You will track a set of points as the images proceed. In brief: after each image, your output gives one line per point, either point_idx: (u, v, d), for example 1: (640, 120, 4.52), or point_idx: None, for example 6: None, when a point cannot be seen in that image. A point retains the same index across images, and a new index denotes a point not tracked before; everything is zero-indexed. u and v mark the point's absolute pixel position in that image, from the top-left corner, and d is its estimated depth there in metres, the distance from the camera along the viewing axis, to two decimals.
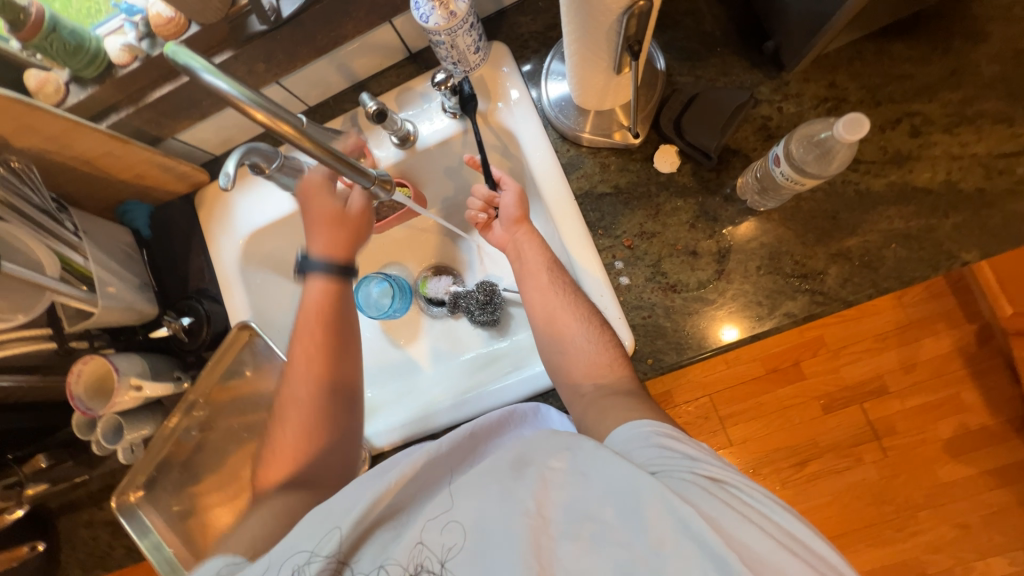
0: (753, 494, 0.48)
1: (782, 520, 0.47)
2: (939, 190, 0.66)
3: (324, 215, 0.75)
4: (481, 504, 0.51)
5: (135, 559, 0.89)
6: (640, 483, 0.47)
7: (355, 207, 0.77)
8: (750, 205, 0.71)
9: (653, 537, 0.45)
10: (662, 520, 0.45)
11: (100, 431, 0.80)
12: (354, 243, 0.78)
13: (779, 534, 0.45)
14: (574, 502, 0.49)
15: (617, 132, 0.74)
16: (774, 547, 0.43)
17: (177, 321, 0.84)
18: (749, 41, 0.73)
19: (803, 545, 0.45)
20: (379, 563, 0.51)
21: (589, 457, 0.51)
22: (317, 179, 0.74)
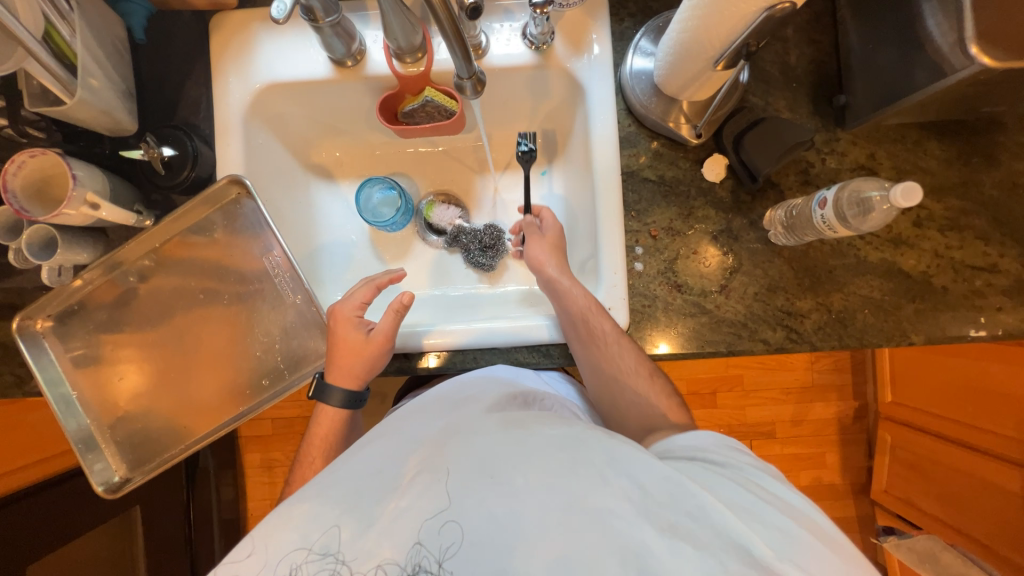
0: (769, 480, 0.55)
1: (799, 504, 0.53)
2: (915, 278, 0.76)
3: (346, 347, 0.76)
4: (471, 497, 0.52)
5: (24, 392, 0.79)
6: (643, 480, 0.52)
7: (379, 340, 0.76)
8: (770, 238, 0.76)
9: (672, 522, 0.49)
10: (678, 507, 0.50)
11: (26, 239, 0.70)
12: (367, 372, 0.77)
13: (792, 509, 0.52)
14: (567, 488, 0.51)
15: (681, 125, 0.75)
16: (793, 522, 0.50)
17: (157, 149, 0.72)
18: (821, 89, 0.77)
19: (810, 518, 0.52)
20: (377, 560, 0.51)
21: (582, 446, 0.55)
22: (345, 313, 0.77)
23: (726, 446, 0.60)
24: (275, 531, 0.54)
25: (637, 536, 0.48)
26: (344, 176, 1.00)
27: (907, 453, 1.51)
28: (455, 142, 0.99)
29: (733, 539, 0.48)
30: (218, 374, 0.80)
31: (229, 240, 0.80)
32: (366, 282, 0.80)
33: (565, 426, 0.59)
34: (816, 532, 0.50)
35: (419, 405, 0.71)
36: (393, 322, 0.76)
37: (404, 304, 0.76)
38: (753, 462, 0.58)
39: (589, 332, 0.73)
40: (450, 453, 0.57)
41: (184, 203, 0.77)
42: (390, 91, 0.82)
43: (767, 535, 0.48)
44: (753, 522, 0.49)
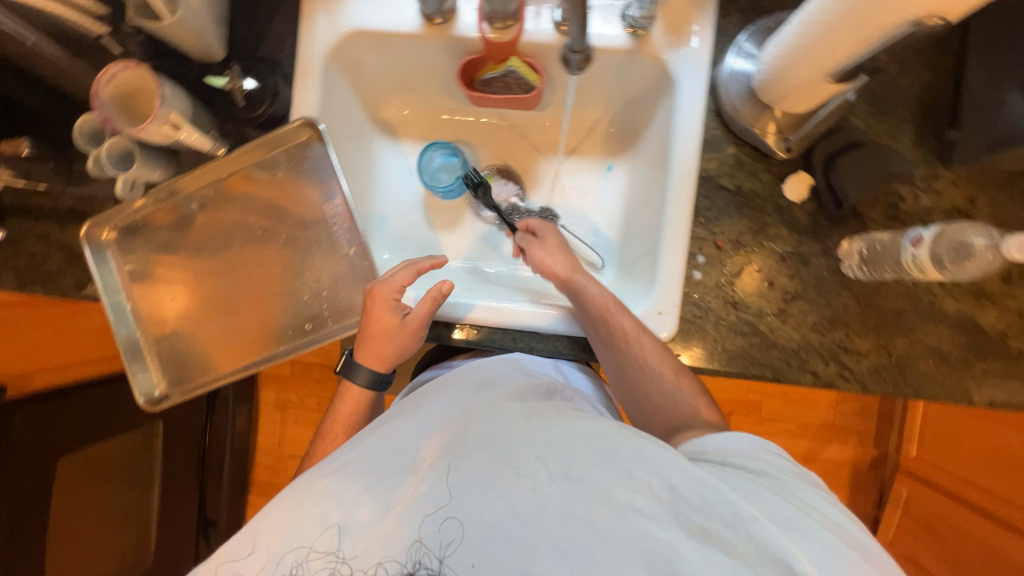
0: (802, 488, 0.54)
1: (832, 513, 0.52)
2: (991, 336, 0.72)
3: (379, 330, 0.76)
4: (491, 487, 0.52)
5: (83, 295, 0.82)
6: (675, 483, 0.50)
7: (412, 327, 0.75)
8: (842, 268, 0.72)
9: (702, 526, 0.48)
10: (711, 514, 0.48)
11: (106, 148, 0.73)
12: (396, 355, 0.78)
13: (827, 521, 0.50)
14: (592, 483, 0.51)
15: (770, 136, 0.71)
16: (835, 537, 0.48)
17: (240, 80, 0.74)
18: (930, 120, 0.72)
19: (850, 533, 0.50)
20: (378, 558, 0.53)
21: (605, 444, 0.53)
22: (383, 294, 0.75)
23: (752, 444, 0.58)
24: (285, 527, 0.55)
25: (667, 539, 0.48)
26: (408, 136, 0.99)
27: (921, 511, 1.45)
28: (525, 118, 0.96)
29: (769, 550, 0.46)
30: (263, 310, 0.82)
31: (293, 182, 0.80)
32: (408, 264, 0.78)
33: (589, 418, 0.57)
34: (852, 545, 0.49)
35: (438, 385, 0.72)
36: (428, 310, 0.75)
37: (443, 293, 0.74)
38: (782, 467, 0.56)
39: (607, 330, 0.71)
40: (468, 438, 0.57)
41: (262, 136, 0.78)
42: (472, 55, 0.81)
43: (805, 549, 0.47)
44: (789, 532, 0.48)
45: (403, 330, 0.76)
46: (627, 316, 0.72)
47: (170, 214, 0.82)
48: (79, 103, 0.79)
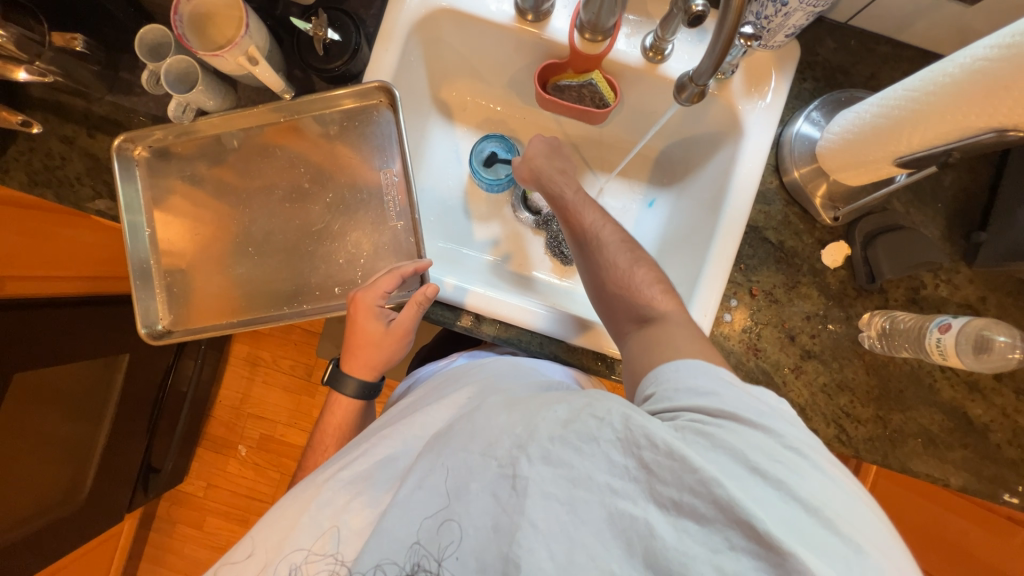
0: (776, 432, 0.47)
1: (810, 462, 0.46)
2: (976, 427, 0.77)
3: (364, 337, 0.74)
4: (475, 481, 0.52)
5: (97, 209, 0.77)
6: (647, 456, 0.45)
7: (397, 334, 0.74)
8: (859, 337, 0.76)
9: (675, 498, 0.44)
10: (676, 482, 0.44)
11: (168, 67, 0.69)
12: (384, 362, 0.77)
13: (799, 472, 0.45)
14: (570, 468, 0.48)
15: (819, 200, 0.75)
16: (806, 502, 0.43)
17: (325, 29, 0.70)
18: (961, 219, 0.77)
19: (836, 500, 0.44)
20: (375, 560, 0.52)
21: (579, 425, 0.49)
22: (366, 301, 0.72)
23: (715, 378, 0.52)
24: (286, 534, 0.57)
25: (641, 518, 0.45)
26: (463, 122, 0.99)
27: None
28: (582, 132, 0.97)
29: (734, 515, 0.42)
30: (288, 263, 0.79)
31: (350, 143, 0.79)
32: (389, 269, 0.73)
33: (568, 396, 0.54)
34: (827, 502, 0.43)
35: (438, 386, 0.74)
36: (412, 315, 0.73)
37: (427, 298, 0.71)
38: (755, 407, 0.50)
39: (577, 232, 0.75)
40: (453, 435, 0.58)
41: (325, 91, 0.76)
42: (555, 60, 0.82)
43: (771, 514, 0.42)
44: (755, 493, 0.43)
45: (387, 339, 0.74)
46: (594, 215, 0.75)
47: (213, 145, 0.79)
48: (144, 12, 0.75)
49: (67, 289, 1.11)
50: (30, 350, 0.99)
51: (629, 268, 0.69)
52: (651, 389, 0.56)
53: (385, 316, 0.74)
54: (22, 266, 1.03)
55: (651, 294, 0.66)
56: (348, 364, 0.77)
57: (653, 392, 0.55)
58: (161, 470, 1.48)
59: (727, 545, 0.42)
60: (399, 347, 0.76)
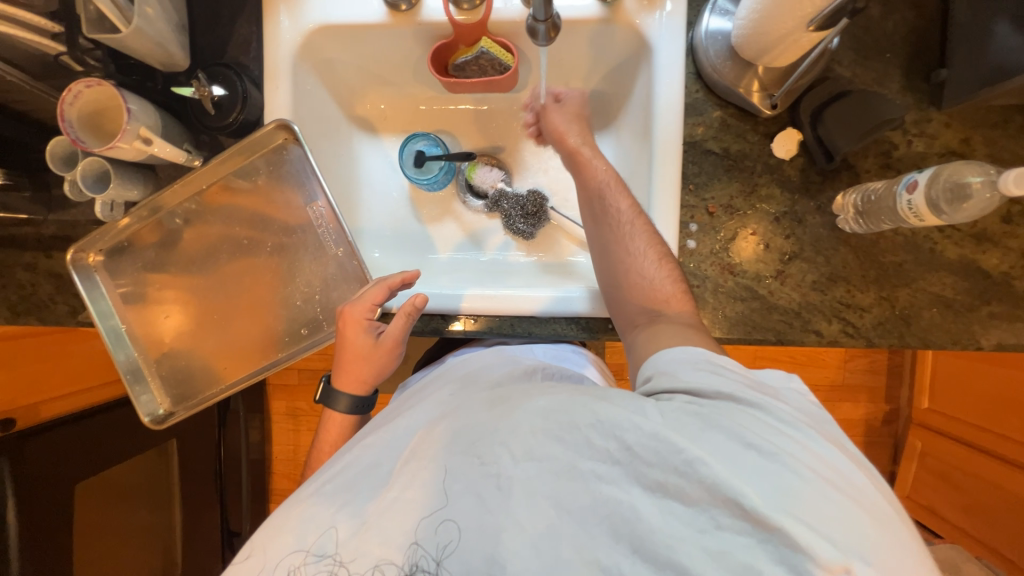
0: (775, 413, 0.46)
1: (811, 441, 0.44)
2: (995, 278, 0.70)
3: (354, 350, 0.75)
4: (459, 481, 0.50)
5: (77, 322, 0.82)
6: (632, 440, 0.45)
7: (387, 346, 0.75)
8: (838, 223, 0.71)
9: (659, 479, 0.44)
10: (663, 464, 0.44)
11: (81, 172, 0.72)
12: (374, 377, 0.78)
13: (801, 451, 0.43)
14: (552, 459, 0.47)
15: (755, 95, 0.69)
16: (807, 474, 0.41)
17: (208, 87, 0.72)
18: (918, 62, 0.70)
19: (840, 476, 0.42)
20: (373, 561, 0.51)
21: (562, 414, 0.49)
22: (355, 314, 0.73)
23: (712, 363, 0.52)
24: (275, 546, 0.54)
25: (625, 500, 0.44)
26: (388, 131, 0.96)
27: (937, 462, 1.43)
28: (505, 102, 0.94)
29: (720, 493, 0.41)
30: (256, 318, 0.81)
31: (273, 188, 0.80)
32: (378, 282, 0.74)
33: (558, 390, 0.53)
34: (829, 479, 0.42)
35: (422, 391, 0.72)
36: (402, 325, 0.74)
37: (416, 307, 0.72)
38: (753, 388, 0.49)
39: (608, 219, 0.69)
40: (438, 433, 0.55)
41: (237, 144, 0.76)
42: (444, 40, 0.79)
43: (759, 486, 0.41)
44: (747, 469, 0.42)
45: (381, 351, 0.75)
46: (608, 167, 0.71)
47: (150, 230, 0.81)
48: (49, 129, 0.78)
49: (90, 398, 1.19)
50: (73, 460, 1.06)
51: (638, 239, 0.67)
52: (652, 372, 0.54)
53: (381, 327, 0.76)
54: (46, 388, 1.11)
55: (668, 295, 0.65)
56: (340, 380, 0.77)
57: (651, 373, 0.54)
58: (242, 532, 1.52)
59: (713, 524, 0.42)
60: (392, 359, 0.77)
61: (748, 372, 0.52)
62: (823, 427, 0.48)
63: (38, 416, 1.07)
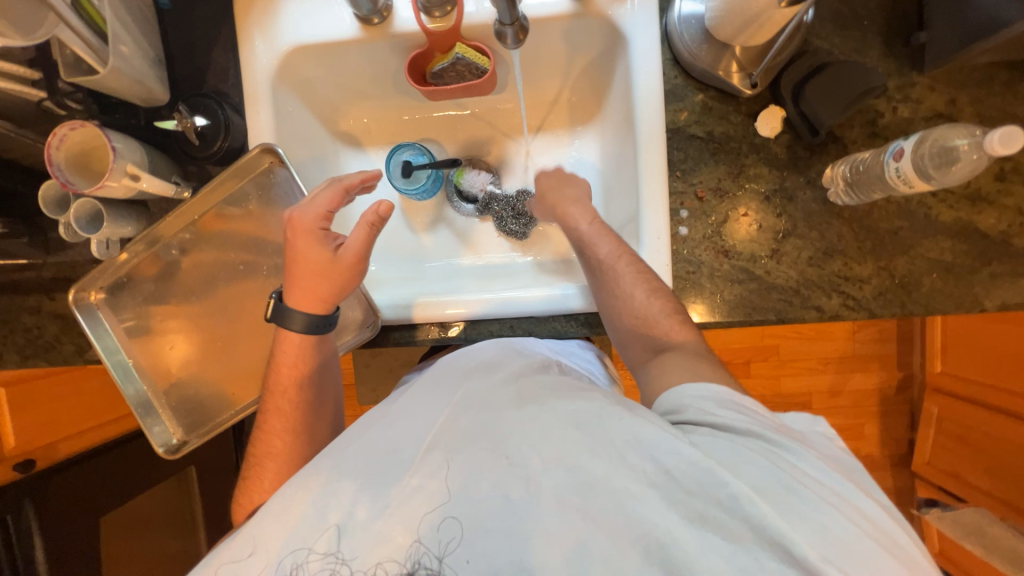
0: (814, 459, 0.48)
1: (844, 486, 0.47)
2: (993, 238, 0.70)
3: (309, 265, 0.71)
4: (485, 481, 0.50)
5: (85, 360, 0.83)
6: (671, 468, 0.47)
7: (345, 260, 0.71)
8: (830, 196, 0.70)
9: (701, 512, 0.45)
10: (708, 498, 0.45)
11: (74, 213, 0.73)
12: (335, 294, 0.73)
13: (837, 497, 0.45)
14: (585, 471, 0.48)
15: (734, 75, 0.69)
16: (850, 524, 0.43)
17: (190, 119, 0.72)
18: (896, 26, 0.69)
19: (878, 527, 0.45)
20: (376, 559, 0.50)
21: (592, 421, 0.51)
22: (307, 222, 0.71)
23: (733, 396, 0.53)
24: (288, 528, 0.52)
25: (662, 524, 0.45)
26: (373, 144, 0.97)
27: (955, 426, 1.42)
28: (486, 105, 0.94)
29: (767, 536, 0.43)
30: (260, 342, 0.82)
31: (264, 212, 0.80)
32: (331, 185, 0.72)
33: (584, 398, 0.53)
34: (869, 530, 0.44)
35: (429, 377, 0.66)
36: (363, 238, 0.71)
37: (379, 217, 0.69)
38: (781, 428, 0.51)
39: (594, 259, 0.69)
40: (461, 430, 0.54)
41: (222, 172, 0.77)
42: (418, 49, 0.79)
43: (805, 533, 0.43)
44: (794, 512, 0.43)
45: (341, 264, 0.71)
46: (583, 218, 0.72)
47: (147, 265, 0.82)
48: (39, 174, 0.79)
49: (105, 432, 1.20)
50: (94, 496, 1.08)
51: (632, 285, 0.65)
52: (674, 402, 0.55)
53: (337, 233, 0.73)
54: None
55: (664, 327, 0.64)
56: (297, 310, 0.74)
57: (673, 406, 0.55)
58: None
59: (758, 565, 0.42)
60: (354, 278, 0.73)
61: (773, 414, 0.54)
62: (847, 464, 0.51)
63: (56, 456, 1.06)
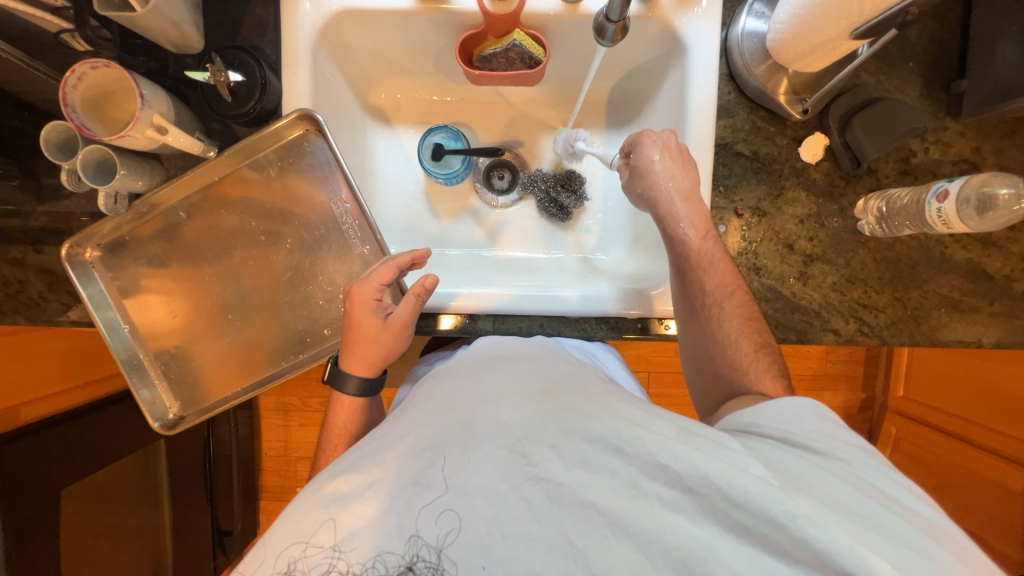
0: (885, 479, 0.45)
1: (903, 496, 0.44)
2: (997, 280, 0.75)
3: (361, 333, 0.69)
4: (502, 482, 0.45)
5: (72, 320, 0.76)
6: (716, 478, 0.42)
7: (396, 328, 0.69)
8: (858, 227, 0.74)
9: (745, 523, 0.41)
10: (758, 511, 0.40)
11: (82, 161, 0.67)
12: (385, 357, 0.71)
13: (896, 505, 0.42)
14: (612, 473, 0.44)
15: (785, 98, 0.70)
16: (929, 541, 0.40)
17: (224, 72, 0.67)
18: (937, 71, 0.72)
19: (956, 543, 0.41)
20: (375, 549, 0.44)
21: (617, 424, 0.46)
22: (363, 295, 0.68)
23: (822, 420, 0.50)
24: (292, 520, 0.48)
25: (702, 538, 0.41)
26: (402, 122, 0.93)
27: (911, 446, 1.52)
28: (526, 96, 0.92)
29: (821, 556, 0.39)
30: (272, 317, 0.78)
31: (289, 180, 0.76)
32: (385, 261, 0.70)
33: (617, 407, 0.49)
34: (946, 545, 0.40)
35: (446, 370, 0.63)
36: (412, 308, 0.69)
37: (426, 288, 0.68)
38: (863, 450, 0.48)
39: (682, 254, 0.68)
40: (477, 427, 0.49)
41: (250, 135, 0.73)
42: (472, 30, 0.77)
43: (876, 547, 0.38)
44: (866, 537, 0.39)
45: (391, 331, 0.69)
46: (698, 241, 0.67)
47: (152, 223, 0.75)
48: (39, 112, 0.72)
49: (79, 398, 1.10)
50: (61, 465, 1.00)
51: (723, 309, 0.64)
52: (746, 420, 0.53)
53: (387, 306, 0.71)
54: (32, 389, 1.02)
55: (758, 380, 0.60)
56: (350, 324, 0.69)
57: (747, 423, 0.53)
58: (234, 530, 1.44)
59: None
60: (400, 340, 0.71)
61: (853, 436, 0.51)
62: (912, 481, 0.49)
63: (16, 422, 0.96)
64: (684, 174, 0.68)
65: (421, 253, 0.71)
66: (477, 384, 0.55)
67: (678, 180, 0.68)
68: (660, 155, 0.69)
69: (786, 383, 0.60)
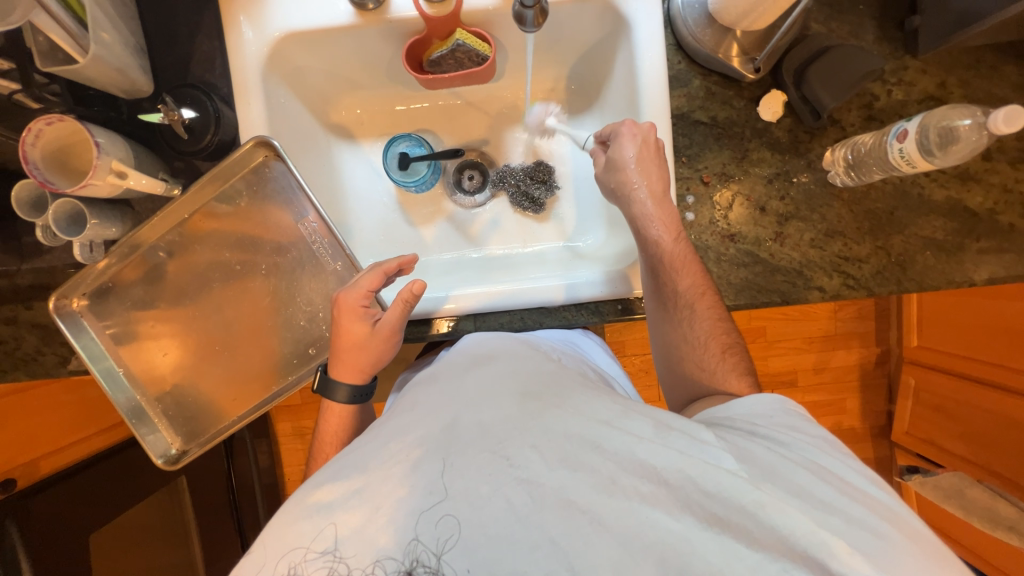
0: (848, 467, 0.47)
1: (868, 486, 0.46)
2: (981, 216, 0.73)
3: (350, 340, 0.70)
4: (485, 483, 0.45)
5: (70, 370, 0.78)
6: (689, 472, 0.44)
7: (386, 333, 0.70)
8: (829, 178, 0.72)
9: (719, 514, 0.42)
10: (729, 502, 0.43)
11: (53, 216, 0.69)
12: (374, 364, 0.72)
13: (858, 494, 0.45)
14: (590, 470, 0.45)
15: (737, 60, 0.69)
16: (882, 521, 0.42)
17: (177, 111, 0.70)
18: (890, 10, 0.71)
19: (908, 522, 0.44)
20: (375, 555, 0.44)
21: (591, 424, 0.47)
22: (350, 302, 0.69)
23: (790, 416, 0.52)
24: (285, 531, 0.47)
25: (678, 529, 0.42)
26: (366, 136, 0.94)
27: (932, 396, 1.48)
28: (483, 93, 0.92)
29: (792, 547, 0.41)
30: (258, 346, 0.79)
31: (257, 208, 0.77)
32: (373, 267, 0.70)
33: (590, 405, 0.50)
34: (899, 524, 0.43)
35: (429, 374, 0.63)
36: (401, 313, 0.69)
37: (414, 294, 0.68)
38: (828, 441, 0.50)
39: (655, 255, 0.67)
40: (459, 432, 0.49)
41: (214, 167, 0.74)
42: (416, 36, 0.77)
43: (834, 529, 0.41)
44: (826, 523, 0.41)
45: (381, 338, 0.70)
46: (670, 240, 0.67)
47: (131, 268, 0.77)
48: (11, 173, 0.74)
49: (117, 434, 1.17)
50: (86, 515, 1.02)
51: (694, 303, 0.65)
52: (720, 414, 0.55)
53: (376, 311, 0.71)
54: (75, 428, 1.11)
55: (725, 381, 0.62)
56: (339, 329, 0.70)
57: (719, 416, 0.55)
58: None
59: None
60: (392, 343, 0.71)
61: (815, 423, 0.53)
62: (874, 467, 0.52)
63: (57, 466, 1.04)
64: (657, 171, 0.68)
65: (405, 257, 0.71)
66: (456, 389, 0.55)
67: (650, 180, 0.68)
68: (636, 154, 0.67)
69: (752, 380, 0.63)
